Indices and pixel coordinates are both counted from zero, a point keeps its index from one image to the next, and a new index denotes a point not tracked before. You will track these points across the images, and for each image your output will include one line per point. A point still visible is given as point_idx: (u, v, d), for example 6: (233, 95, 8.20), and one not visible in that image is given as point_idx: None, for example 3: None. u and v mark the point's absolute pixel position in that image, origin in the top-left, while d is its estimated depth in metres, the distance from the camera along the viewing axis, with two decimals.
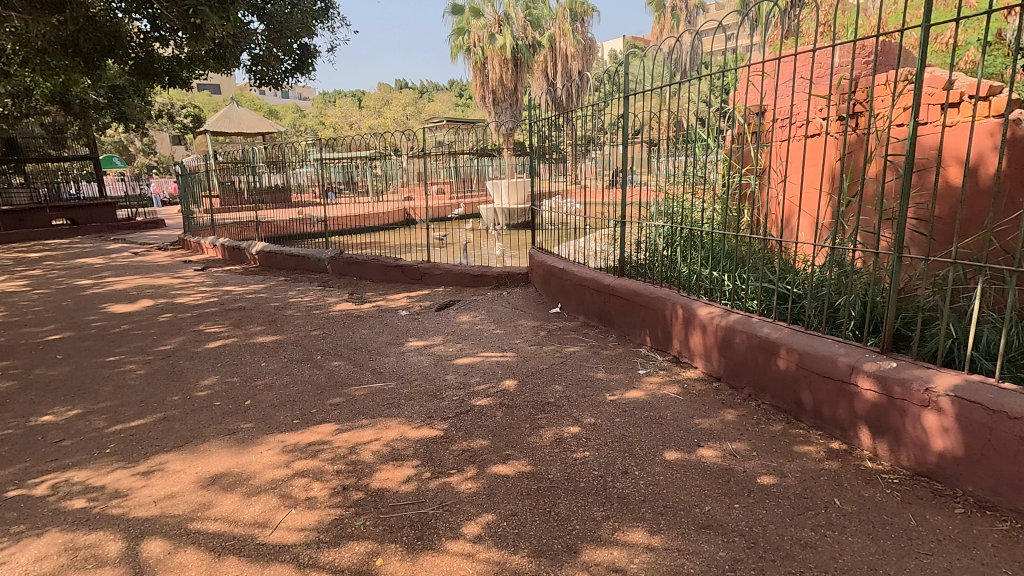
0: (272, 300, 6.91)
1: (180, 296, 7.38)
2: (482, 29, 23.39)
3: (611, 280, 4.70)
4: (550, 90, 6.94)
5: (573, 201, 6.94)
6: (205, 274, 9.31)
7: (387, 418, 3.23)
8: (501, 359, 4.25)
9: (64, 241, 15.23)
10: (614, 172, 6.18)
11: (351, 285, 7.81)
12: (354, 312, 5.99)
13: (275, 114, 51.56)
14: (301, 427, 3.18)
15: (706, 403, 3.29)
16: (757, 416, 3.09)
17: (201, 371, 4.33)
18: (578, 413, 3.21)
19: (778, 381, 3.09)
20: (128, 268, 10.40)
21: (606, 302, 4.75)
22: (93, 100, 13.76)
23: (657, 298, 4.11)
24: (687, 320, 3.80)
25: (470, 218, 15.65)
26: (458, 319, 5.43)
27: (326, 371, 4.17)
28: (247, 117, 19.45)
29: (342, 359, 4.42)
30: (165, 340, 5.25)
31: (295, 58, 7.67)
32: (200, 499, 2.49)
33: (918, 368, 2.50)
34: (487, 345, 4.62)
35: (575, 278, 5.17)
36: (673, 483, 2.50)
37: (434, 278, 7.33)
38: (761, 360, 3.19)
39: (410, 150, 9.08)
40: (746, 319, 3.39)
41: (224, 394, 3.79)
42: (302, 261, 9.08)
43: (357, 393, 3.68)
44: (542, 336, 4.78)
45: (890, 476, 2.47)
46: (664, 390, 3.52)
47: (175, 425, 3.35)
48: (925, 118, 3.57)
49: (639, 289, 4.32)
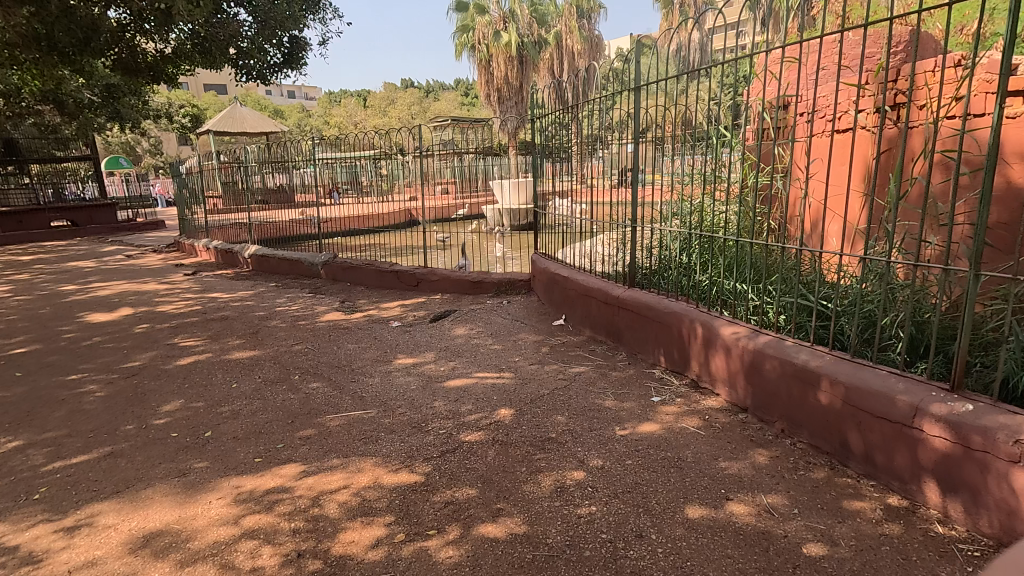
0: (258, 308, 6.50)
1: (163, 304, 6.99)
2: (488, 26, 22.90)
3: (620, 292, 4.25)
4: (555, 84, 6.50)
5: (578, 203, 6.49)
6: (194, 279, 8.93)
7: (361, 458, 2.79)
8: (497, 382, 3.80)
9: (63, 243, 14.98)
10: (622, 172, 5.74)
11: (345, 291, 7.40)
12: (342, 323, 5.56)
13: (281, 113, 51.47)
14: (261, 469, 2.75)
15: (732, 441, 2.82)
16: (795, 458, 2.62)
17: (166, 393, 3.90)
18: (583, 453, 2.76)
19: (818, 417, 2.62)
20: (118, 272, 10.05)
21: (614, 316, 4.30)
22: (88, 100, 13.45)
23: (672, 313, 3.66)
24: (708, 340, 3.34)
25: (474, 218, 15.24)
26: (453, 331, 4.99)
27: (302, 395, 3.73)
28: (250, 116, 19.09)
29: (322, 379, 3.99)
30: (135, 355, 4.84)
31: (284, 51, 7.24)
32: (124, 570, 2.06)
33: (1002, 412, 2.02)
34: (482, 364, 4.17)
35: (581, 288, 4.73)
36: (699, 553, 2.04)
37: (430, 284, 6.90)
38: (797, 390, 2.73)
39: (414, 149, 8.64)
40: (778, 340, 2.93)
41: (184, 424, 3.36)
42: (295, 265, 8.68)
43: (332, 424, 3.24)
44: (543, 353, 4.33)
45: (969, 547, 2.00)
46: (682, 422, 3.05)
47: (121, 462, 2.93)
48: (982, 110, 3.13)
49: (652, 302, 3.87)
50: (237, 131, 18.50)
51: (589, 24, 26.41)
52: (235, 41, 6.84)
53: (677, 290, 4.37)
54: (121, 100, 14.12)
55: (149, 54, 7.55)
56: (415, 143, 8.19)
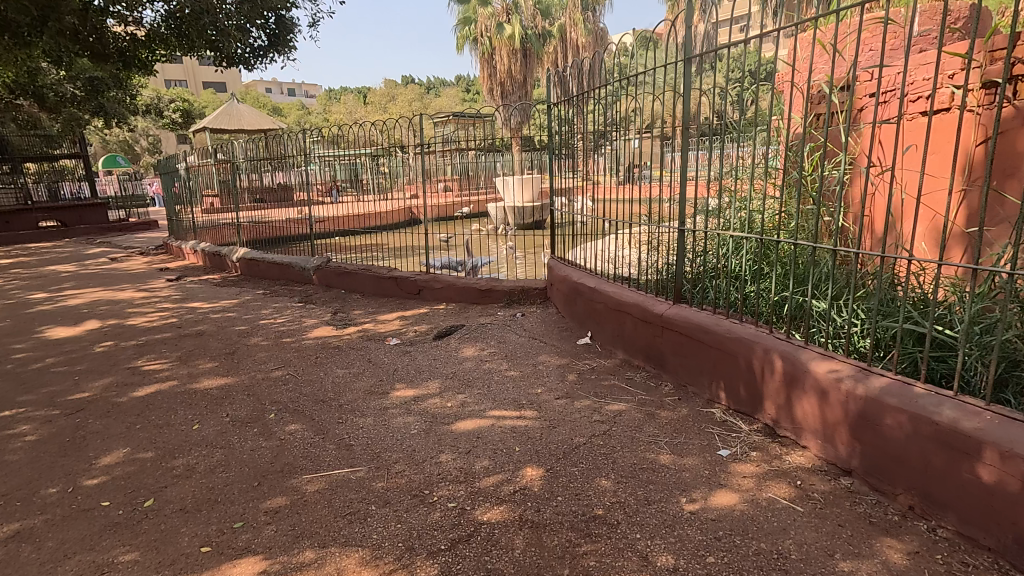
0: (239, 322, 5.77)
1: (135, 315, 6.26)
2: (491, 18, 22.14)
3: (662, 309, 3.52)
4: (564, 71, 5.78)
5: (587, 201, 5.82)
6: (176, 285, 8.23)
7: (344, 550, 2.07)
8: (517, 424, 3.07)
9: (48, 245, 14.25)
10: (631, 167, 5.07)
11: (338, 299, 6.68)
12: (332, 340, 4.84)
13: (279, 112, 50.80)
14: (207, 568, 2.02)
15: (847, 525, 2.09)
16: (944, 557, 1.90)
17: (109, 437, 3.17)
18: (645, 544, 2.02)
19: (977, 499, 1.89)
20: (96, 278, 9.30)
21: (656, 338, 3.57)
22: (69, 93, 12.73)
23: (737, 339, 2.93)
24: (792, 378, 2.60)
25: (477, 217, 14.53)
26: (461, 353, 4.26)
27: (275, 442, 3.01)
28: (247, 113, 18.40)
29: (302, 419, 3.27)
30: (86, 383, 4.11)
31: (269, 32, 6.50)
32: None
33: None
34: (497, 398, 3.44)
35: (611, 302, 4.00)
36: None
37: (433, 293, 6.17)
38: (941, 458, 1.98)
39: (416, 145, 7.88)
40: (900, 384, 2.18)
41: (122, 486, 2.64)
42: (286, 269, 7.97)
43: (310, 488, 2.52)
44: (570, 383, 3.60)
45: None
46: (769, 492, 2.32)
47: (25, 550, 2.20)
48: None
49: (707, 324, 3.14)
50: (230, 127, 17.78)
51: (594, 18, 25.80)
52: (211, 19, 6.04)
53: (723, 304, 3.66)
54: (107, 94, 13.42)
55: (119, 37, 6.78)
56: (417, 139, 7.46)
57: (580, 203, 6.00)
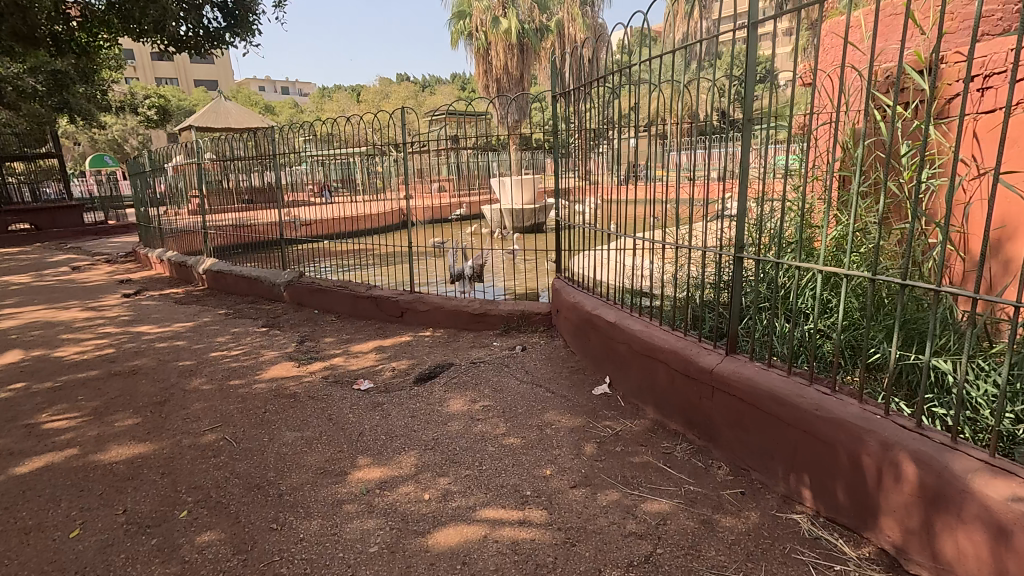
0: (186, 353, 4.85)
1: (68, 344, 5.33)
2: (486, 12, 21.24)
3: (711, 363, 2.64)
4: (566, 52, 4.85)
5: (590, 201, 4.93)
6: (130, 302, 7.31)
7: None
8: (518, 538, 2.17)
9: (14, 251, 13.25)
10: (629, 170, 4.19)
11: (309, 322, 5.78)
12: (289, 383, 3.95)
13: (271, 109, 49.75)
14: None
15: None
16: None
17: None
18: None
19: None
20: (47, 291, 8.34)
21: (703, 401, 2.69)
22: (32, 87, 11.71)
23: (835, 421, 2.05)
24: (935, 496, 1.73)
25: (472, 220, 13.64)
26: (446, 408, 3.36)
27: (176, 567, 2.11)
28: (234, 110, 17.41)
29: (222, 522, 2.37)
30: None
31: (227, 11, 5.57)
32: None
33: None
34: (492, 487, 2.54)
35: (637, 344, 3.13)
36: None
37: (417, 316, 5.28)
38: None
39: (412, 142, 6.96)
40: None
41: None
42: (255, 284, 7.07)
43: None
44: (590, 460, 2.72)
45: None
46: None
47: None
48: None
49: (784, 394, 2.26)
50: (215, 125, 16.80)
51: (593, 13, 24.94)
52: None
53: (779, 350, 2.84)
54: (72, 89, 12.44)
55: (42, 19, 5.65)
56: (405, 135, 6.59)
57: (581, 203, 5.09)
